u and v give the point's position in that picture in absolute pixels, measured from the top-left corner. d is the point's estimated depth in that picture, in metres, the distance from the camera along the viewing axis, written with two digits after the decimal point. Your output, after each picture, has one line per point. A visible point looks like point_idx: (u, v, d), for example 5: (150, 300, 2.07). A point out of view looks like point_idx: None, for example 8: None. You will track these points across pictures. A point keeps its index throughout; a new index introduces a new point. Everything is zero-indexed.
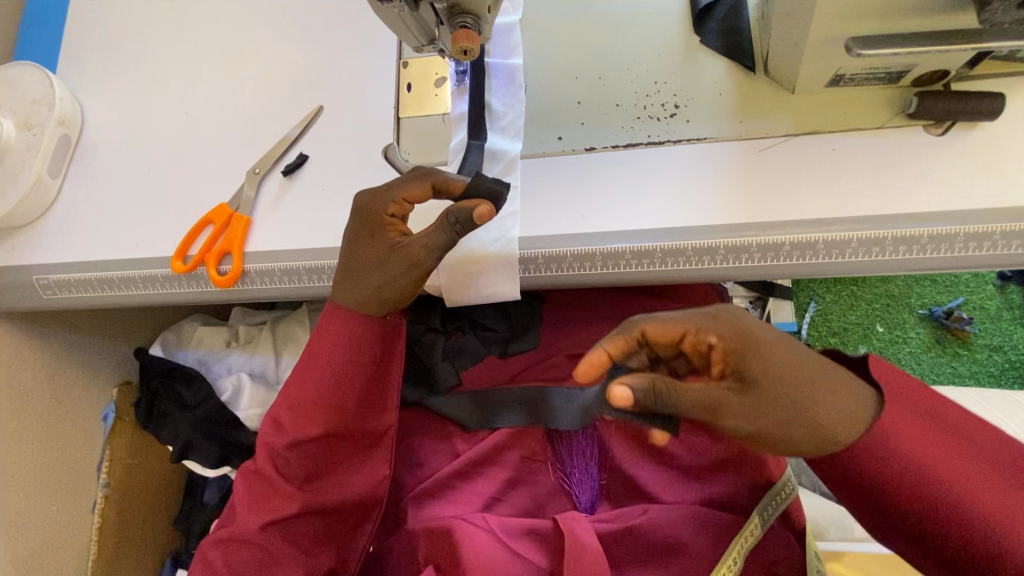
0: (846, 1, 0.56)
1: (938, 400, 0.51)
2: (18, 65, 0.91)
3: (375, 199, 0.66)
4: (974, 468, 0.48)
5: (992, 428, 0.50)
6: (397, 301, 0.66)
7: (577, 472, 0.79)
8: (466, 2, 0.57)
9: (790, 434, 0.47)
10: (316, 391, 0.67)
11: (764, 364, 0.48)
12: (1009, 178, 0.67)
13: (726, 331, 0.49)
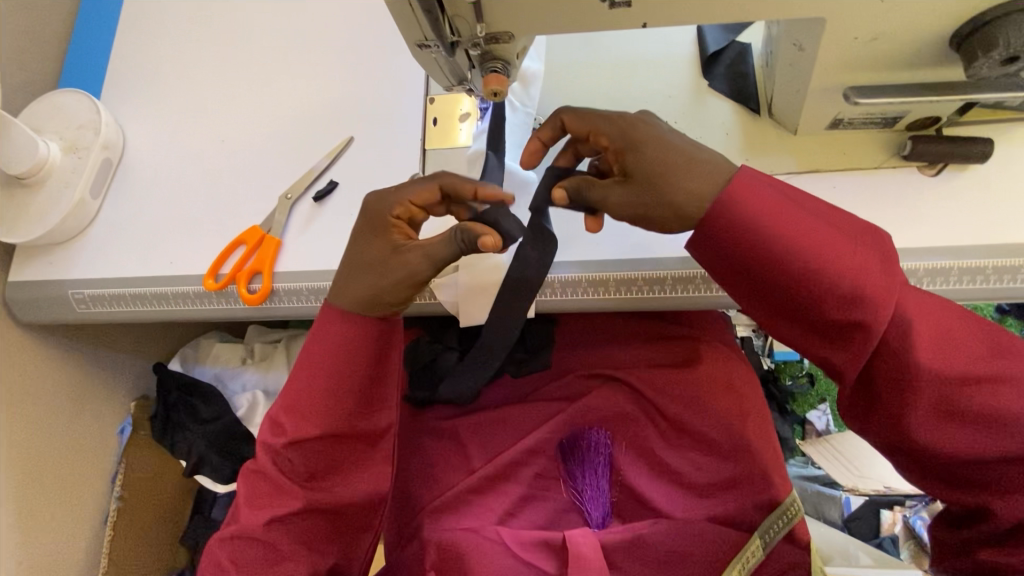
0: (846, 56, 0.61)
1: (788, 187, 0.57)
2: (65, 92, 0.96)
3: (385, 200, 0.67)
4: (809, 223, 0.54)
5: (840, 210, 0.56)
6: (390, 305, 0.67)
7: (589, 489, 0.80)
8: (497, 49, 0.62)
9: (653, 216, 0.56)
10: (316, 391, 0.69)
11: (637, 132, 0.57)
12: (999, 217, 0.71)
13: (619, 126, 0.59)
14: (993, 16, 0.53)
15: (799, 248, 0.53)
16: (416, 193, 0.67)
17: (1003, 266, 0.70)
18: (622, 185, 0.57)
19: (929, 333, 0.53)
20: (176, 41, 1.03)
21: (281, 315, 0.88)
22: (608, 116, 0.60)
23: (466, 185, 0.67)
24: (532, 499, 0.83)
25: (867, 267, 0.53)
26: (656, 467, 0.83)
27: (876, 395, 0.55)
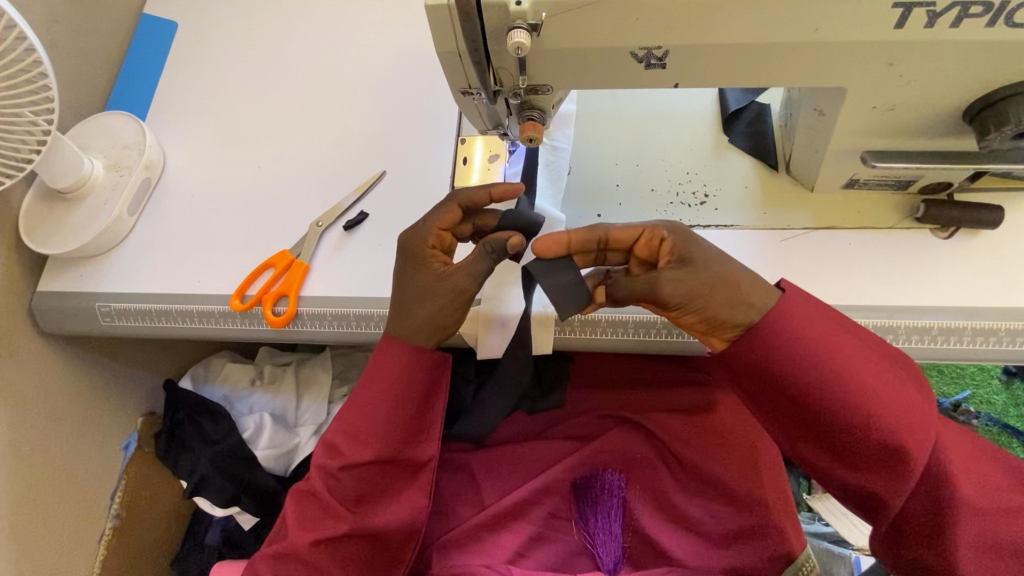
0: (866, 123, 0.65)
1: (843, 324, 0.65)
2: (113, 113, 1.01)
3: (414, 237, 0.71)
4: (866, 362, 0.63)
5: (879, 344, 0.65)
6: (449, 329, 0.72)
7: (601, 533, 0.80)
8: (535, 99, 0.66)
9: (714, 308, 0.63)
10: (374, 417, 0.73)
11: (691, 238, 0.65)
12: (1010, 281, 0.74)
13: (672, 227, 0.66)
14: (1004, 95, 0.57)
15: (850, 380, 0.61)
16: (440, 217, 0.71)
17: (1015, 329, 0.72)
18: (685, 276, 0.63)
19: (962, 466, 0.62)
20: (222, 72, 1.09)
21: (304, 338, 0.89)
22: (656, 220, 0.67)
23: (480, 194, 0.71)
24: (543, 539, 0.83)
25: (907, 401, 0.61)
26: (674, 514, 0.83)
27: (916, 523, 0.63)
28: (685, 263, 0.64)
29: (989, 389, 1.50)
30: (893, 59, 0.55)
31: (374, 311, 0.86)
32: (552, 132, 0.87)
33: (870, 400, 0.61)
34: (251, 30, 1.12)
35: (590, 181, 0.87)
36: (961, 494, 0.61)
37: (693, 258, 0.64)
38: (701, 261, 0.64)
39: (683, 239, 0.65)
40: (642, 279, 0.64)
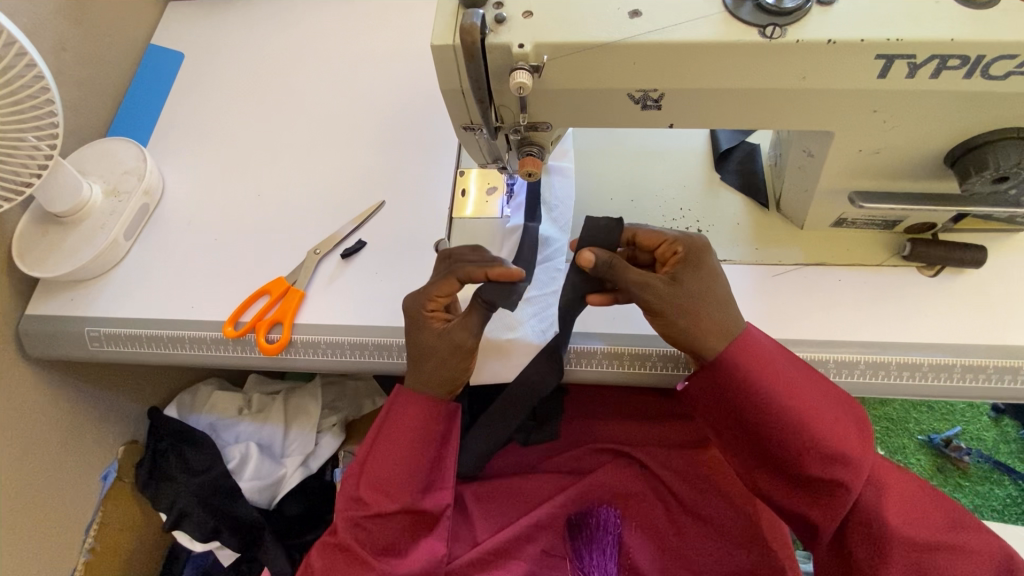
0: (853, 166, 0.67)
1: (796, 360, 0.70)
2: (115, 139, 1.02)
3: (415, 301, 0.74)
4: (813, 396, 0.68)
5: (828, 381, 0.71)
6: (456, 381, 0.75)
7: (595, 571, 0.77)
8: (534, 136, 0.68)
9: (677, 324, 0.67)
10: (395, 468, 0.75)
11: (702, 261, 0.69)
12: (996, 319, 0.75)
13: (692, 243, 0.70)
14: (984, 141, 0.60)
15: (798, 411, 0.67)
16: (437, 285, 0.72)
17: (1004, 366, 0.73)
18: (668, 293, 0.67)
19: (896, 498, 0.68)
20: (226, 102, 1.11)
21: (298, 366, 0.88)
22: (681, 231, 0.72)
23: (473, 270, 0.70)
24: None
25: (847, 434, 0.67)
26: (669, 551, 0.81)
27: (855, 550, 0.69)
28: (677, 279, 0.68)
29: (978, 426, 1.51)
30: (877, 106, 0.58)
31: (370, 340, 0.86)
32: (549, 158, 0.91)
33: (818, 436, 0.66)
34: (256, 62, 1.15)
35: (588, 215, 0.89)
36: (892, 526, 0.66)
37: (686, 277, 0.68)
38: (690, 287, 0.68)
39: (694, 260, 0.69)
40: (635, 273, 0.67)
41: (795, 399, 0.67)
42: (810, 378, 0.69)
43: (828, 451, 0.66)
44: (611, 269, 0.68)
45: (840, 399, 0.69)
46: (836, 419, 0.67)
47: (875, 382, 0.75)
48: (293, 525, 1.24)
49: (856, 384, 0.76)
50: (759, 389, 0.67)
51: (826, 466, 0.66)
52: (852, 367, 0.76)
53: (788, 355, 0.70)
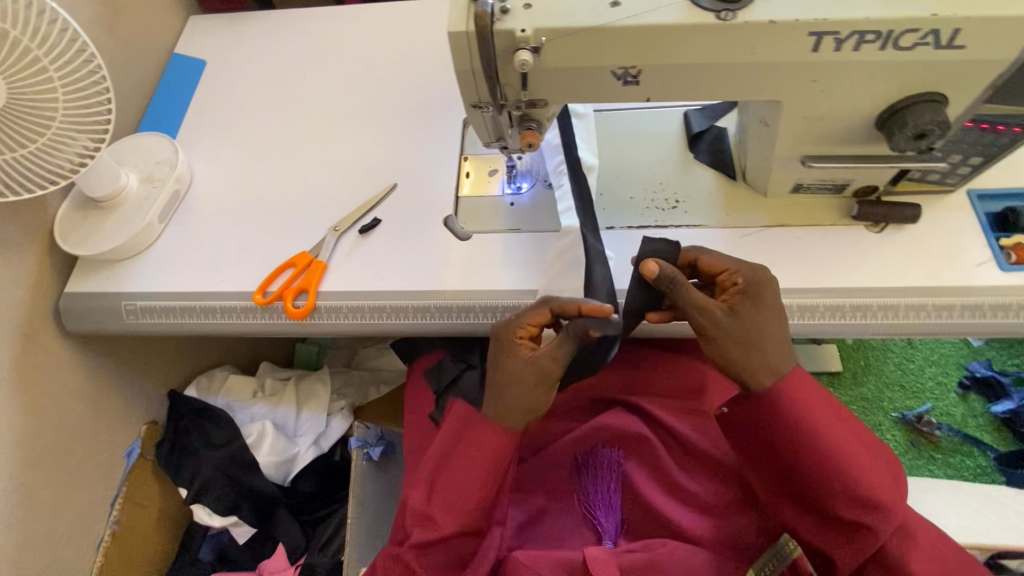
0: (802, 133, 0.80)
1: (841, 406, 0.77)
2: (147, 134, 1.12)
3: (507, 329, 0.77)
4: (854, 442, 0.74)
5: (867, 430, 0.77)
6: (533, 414, 0.77)
7: (600, 505, 0.86)
8: (534, 113, 0.80)
9: (728, 350, 0.74)
10: (468, 491, 0.76)
11: (761, 296, 0.76)
12: (933, 266, 0.87)
13: (754, 276, 0.77)
14: (903, 105, 0.72)
15: (839, 456, 0.73)
16: (530, 313, 0.76)
17: (940, 305, 0.85)
18: (725, 321, 0.74)
19: (921, 553, 0.73)
20: (247, 103, 1.21)
21: (321, 330, 0.97)
22: (745, 263, 0.78)
23: (570, 303, 0.74)
24: (551, 513, 0.90)
25: (882, 482, 0.73)
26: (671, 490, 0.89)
27: None
28: (736, 310, 0.75)
29: (948, 402, 1.63)
30: (815, 76, 0.70)
31: (387, 303, 0.96)
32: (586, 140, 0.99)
33: (853, 479, 0.73)
34: (274, 68, 1.26)
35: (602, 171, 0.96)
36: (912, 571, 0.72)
37: (743, 310, 0.75)
38: (747, 319, 0.74)
39: (754, 294, 0.76)
40: (697, 296, 0.74)
41: (837, 443, 0.74)
42: (849, 424, 0.76)
43: (864, 497, 0.72)
44: (674, 287, 0.74)
45: (876, 450, 0.76)
46: (873, 467, 0.73)
47: (831, 322, 0.87)
48: (307, 502, 1.32)
49: (816, 325, 0.87)
50: (807, 432, 0.74)
51: (859, 510, 0.73)
52: (812, 310, 0.87)
53: (833, 403, 0.76)
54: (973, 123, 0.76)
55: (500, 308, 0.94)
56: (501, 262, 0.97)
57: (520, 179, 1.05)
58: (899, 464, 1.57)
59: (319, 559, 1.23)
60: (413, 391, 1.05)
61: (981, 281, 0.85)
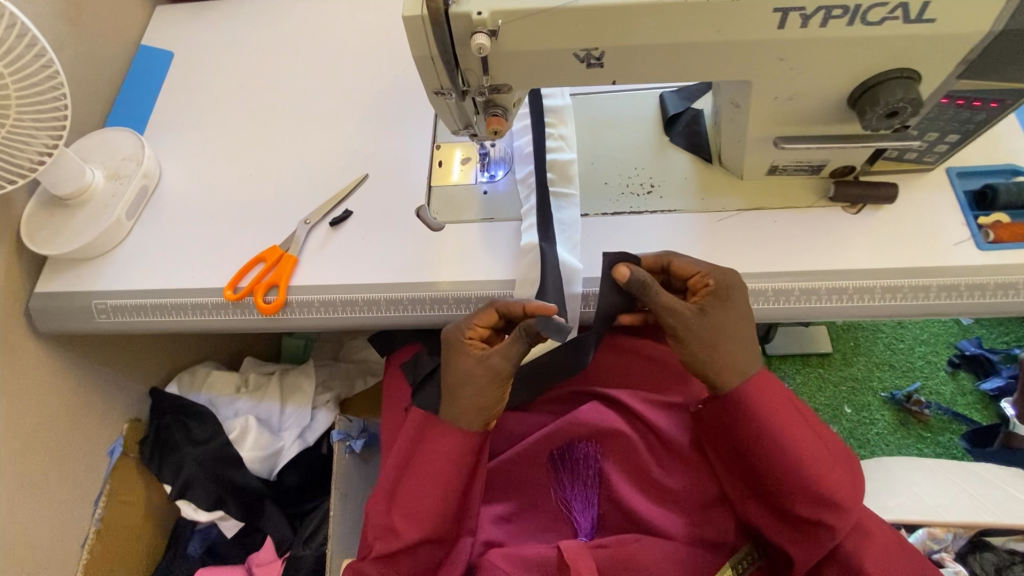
0: (773, 115, 0.78)
1: (800, 405, 0.80)
2: (113, 129, 1.10)
3: (457, 331, 0.81)
4: (810, 440, 0.77)
5: (827, 430, 0.80)
6: (488, 414, 0.80)
7: (578, 501, 0.86)
8: (499, 99, 0.78)
9: (696, 351, 0.77)
10: (429, 493, 0.78)
11: (729, 296, 0.78)
12: (912, 246, 0.86)
13: (723, 277, 0.79)
14: (873, 83, 0.71)
15: (796, 453, 0.76)
16: (478, 316, 0.82)
17: (917, 286, 0.84)
18: (695, 322, 0.77)
19: (874, 555, 0.75)
20: (216, 95, 1.19)
21: (293, 325, 0.96)
22: (715, 265, 0.80)
23: (516, 304, 0.80)
24: (528, 510, 0.88)
25: (839, 482, 0.75)
26: (650, 487, 0.87)
27: None
28: (704, 310, 0.77)
29: (937, 381, 1.63)
30: (783, 54, 0.68)
31: (359, 296, 0.94)
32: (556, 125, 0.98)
33: (809, 477, 0.75)
34: (242, 58, 1.23)
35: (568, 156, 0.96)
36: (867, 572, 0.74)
37: (711, 312, 0.77)
38: (715, 319, 0.77)
39: (723, 295, 0.78)
40: (665, 298, 0.77)
41: (795, 441, 0.76)
42: (809, 423, 0.78)
43: (820, 496, 0.74)
44: (642, 287, 0.77)
45: (834, 450, 0.78)
46: (828, 466, 0.75)
47: (808, 306, 0.86)
48: (293, 495, 1.31)
49: (791, 309, 0.86)
50: (765, 430, 0.76)
51: (815, 509, 0.74)
52: (788, 294, 0.86)
53: (794, 402, 0.79)
54: (948, 99, 0.75)
55: (474, 299, 0.93)
56: (474, 252, 0.95)
57: (493, 167, 1.03)
58: (888, 443, 1.58)
59: (304, 552, 1.22)
60: (392, 380, 1.03)
61: (958, 261, 0.84)
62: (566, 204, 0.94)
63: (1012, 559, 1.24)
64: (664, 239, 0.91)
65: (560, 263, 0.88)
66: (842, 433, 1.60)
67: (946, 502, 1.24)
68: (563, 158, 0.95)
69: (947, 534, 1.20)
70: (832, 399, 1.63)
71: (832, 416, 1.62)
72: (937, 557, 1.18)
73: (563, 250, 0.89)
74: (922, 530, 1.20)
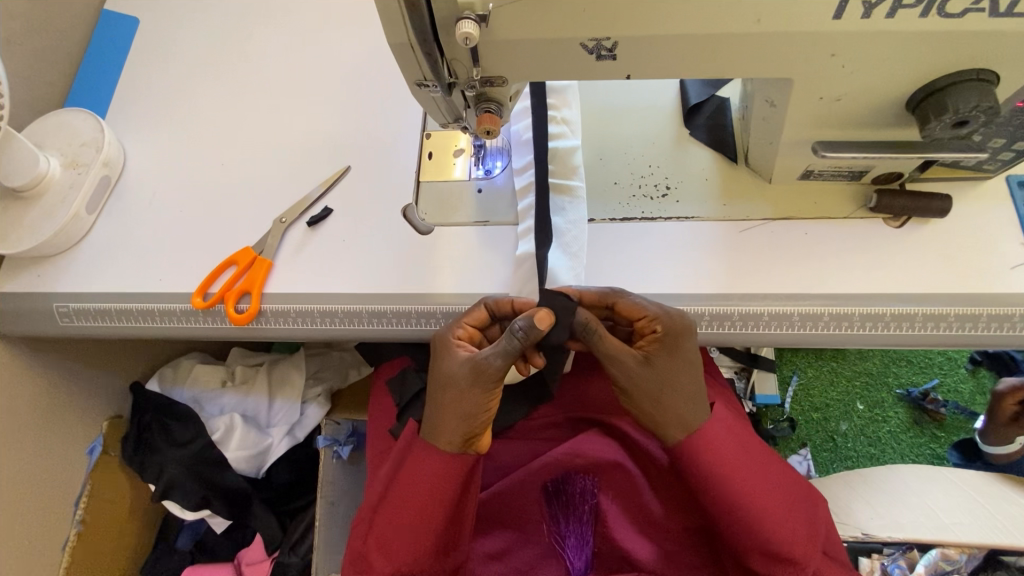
0: (815, 116, 0.67)
1: (756, 451, 0.74)
2: (71, 111, 0.99)
3: (444, 329, 0.75)
4: (763, 490, 0.71)
5: (788, 473, 0.75)
6: (471, 423, 0.70)
7: (572, 537, 0.80)
8: (492, 92, 0.67)
9: (639, 405, 0.70)
10: (402, 525, 0.73)
11: (679, 344, 0.69)
12: (961, 268, 0.76)
13: (672, 322, 0.69)
14: (945, 83, 0.60)
15: (748, 506, 0.70)
16: (469, 313, 0.76)
17: (965, 315, 0.74)
18: (639, 373, 0.69)
19: None
20: (186, 70, 1.07)
21: (267, 335, 0.88)
22: (664, 307, 0.71)
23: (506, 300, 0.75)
24: (523, 541, 0.84)
25: (794, 535, 0.71)
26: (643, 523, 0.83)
27: None
28: (650, 361, 0.69)
29: (957, 378, 1.43)
30: (835, 49, 0.58)
31: (339, 307, 0.85)
32: (560, 110, 0.87)
33: (761, 531, 0.70)
34: (215, 27, 1.11)
35: (572, 145, 0.85)
36: None
37: (658, 363, 0.68)
38: (662, 370, 0.69)
39: (671, 343, 0.69)
40: (609, 346, 0.69)
41: (748, 499, 0.71)
42: (764, 472, 0.73)
43: (773, 550, 0.70)
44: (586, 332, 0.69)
45: (793, 496, 0.73)
46: (782, 519, 0.71)
47: (838, 333, 0.76)
48: (284, 493, 1.25)
49: (820, 336, 0.76)
50: (717, 485, 0.71)
51: (768, 562, 0.71)
52: (816, 320, 0.76)
53: (747, 448, 0.73)
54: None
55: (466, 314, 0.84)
56: (468, 259, 0.86)
57: (489, 160, 0.92)
58: (899, 443, 1.40)
59: (289, 560, 1.19)
60: (375, 396, 0.98)
61: (1014, 287, 0.74)
62: (571, 203, 0.83)
63: None
64: (678, 251, 0.81)
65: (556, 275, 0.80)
66: (853, 432, 1.41)
67: (963, 519, 1.07)
68: (564, 147, 0.85)
69: (961, 555, 1.06)
70: (843, 396, 1.45)
71: (844, 413, 1.43)
72: None
73: (564, 258, 0.81)
74: (935, 550, 1.06)
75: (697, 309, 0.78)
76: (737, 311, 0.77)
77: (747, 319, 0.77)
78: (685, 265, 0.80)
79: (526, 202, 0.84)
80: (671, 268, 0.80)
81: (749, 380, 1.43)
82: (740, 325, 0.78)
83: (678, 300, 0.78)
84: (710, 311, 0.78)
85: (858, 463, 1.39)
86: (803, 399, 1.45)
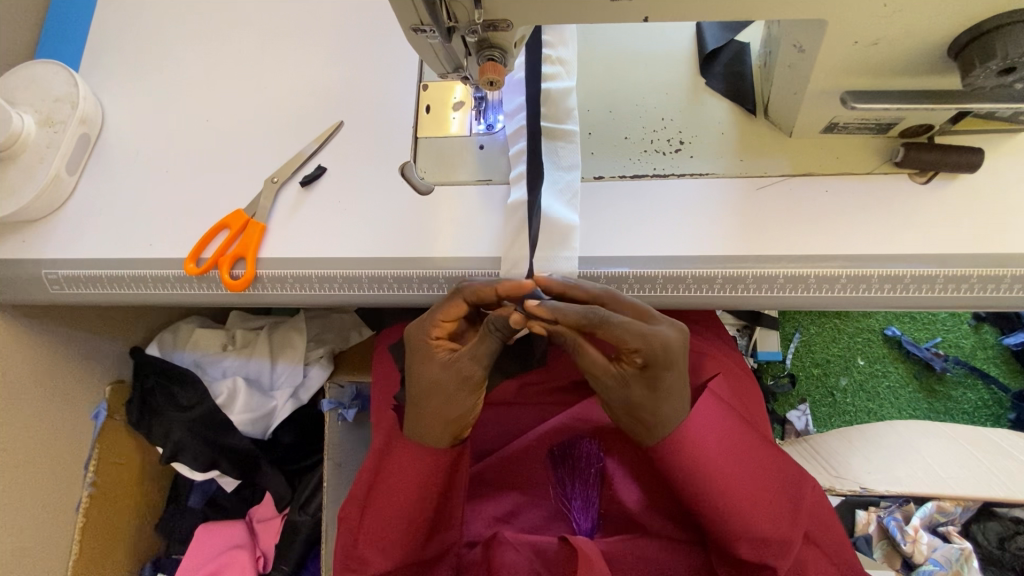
0: (845, 61, 0.64)
1: (742, 436, 0.74)
2: (41, 63, 0.92)
3: (416, 329, 0.70)
4: (745, 482, 0.71)
5: (776, 454, 0.75)
6: (457, 421, 0.69)
7: (578, 500, 0.82)
8: (495, 38, 0.62)
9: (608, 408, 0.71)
10: (394, 521, 0.73)
11: (660, 377, 0.65)
12: (987, 227, 0.72)
13: (657, 355, 0.63)
14: (993, 26, 0.56)
15: (728, 497, 0.70)
16: (443, 309, 0.68)
17: (986, 277, 0.71)
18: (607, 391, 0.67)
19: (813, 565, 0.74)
20: (164, 16, 1.00)
21: (264, 302, 0.85)
22: (652, 337, 0.63)
23: (484, 288, 0.67)
24: (527, 505, 0.87)
25: (779, 517, 0.71)
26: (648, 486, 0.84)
27: None
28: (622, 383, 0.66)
29: (957, 334, 1.41)
30: None
31: (337, 271, 0.82)
32: (556, 46, 0.81)
33: (750, 518, 0.70)
34: None
35: (565, 85, 0.79)
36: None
37: (630, 390, 0.66)
38: (632, 393, 0.66)
39: (651, 372, 0.64)
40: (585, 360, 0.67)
41: (731, 487, 0.70)
42: (746, 464, 0.72)
43: (759, 536, 0.70)
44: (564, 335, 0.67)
45: (782, 481, 0.74)
46: (765, 509, 0.71)
47: (855, 295, 0.74)
48: (291, 453, 1.26)
49: (836, 298, 0.74)
50: (699, 477, 0.70)
51: (757, 549, 0.71)
52: (833, 282, 0.73)
53: (729, 443, 0.73)
54: None
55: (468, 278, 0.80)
56: (470, 221, 0.81)
57: (490, 115, 0.86)
58: (897, 397, 1.40)
59: (300, 518, 1.21)
60: (380, 361, 0.98)
61: None
62: (565, 147, 0.78)
63: (1017, 528, 1.08)
64: (690, 211, 0.77)
65: (551, 219, 0.75)
66: (852, 387, 1.41)
67: (958, 472, 1.07)
68: (559, 92, 0.79)
69: (956, 507, 1.05)
70: (845, 350, 1.44)
71: (844, 367, 1.43)
72: (943, 530, 1.06)
73: (556, 205, 0.76)
74: (930, 503, 1.05)
75: (709, 272, 0.74)
76: (752, 273, 0.74)
77: (762, 282, 0.74)
78: (699, 224, 0.77)
79: (519, 146, 0.80)
80: (682, 228, 0.77)
81: (751, 337, 1.42)
82: (754, 288, 0.75)
83: (692, 262, 0.75)
84: (723, 273, 0.75)
85: (854, 417, 1.40)
86: (804, 354, 1.44)
